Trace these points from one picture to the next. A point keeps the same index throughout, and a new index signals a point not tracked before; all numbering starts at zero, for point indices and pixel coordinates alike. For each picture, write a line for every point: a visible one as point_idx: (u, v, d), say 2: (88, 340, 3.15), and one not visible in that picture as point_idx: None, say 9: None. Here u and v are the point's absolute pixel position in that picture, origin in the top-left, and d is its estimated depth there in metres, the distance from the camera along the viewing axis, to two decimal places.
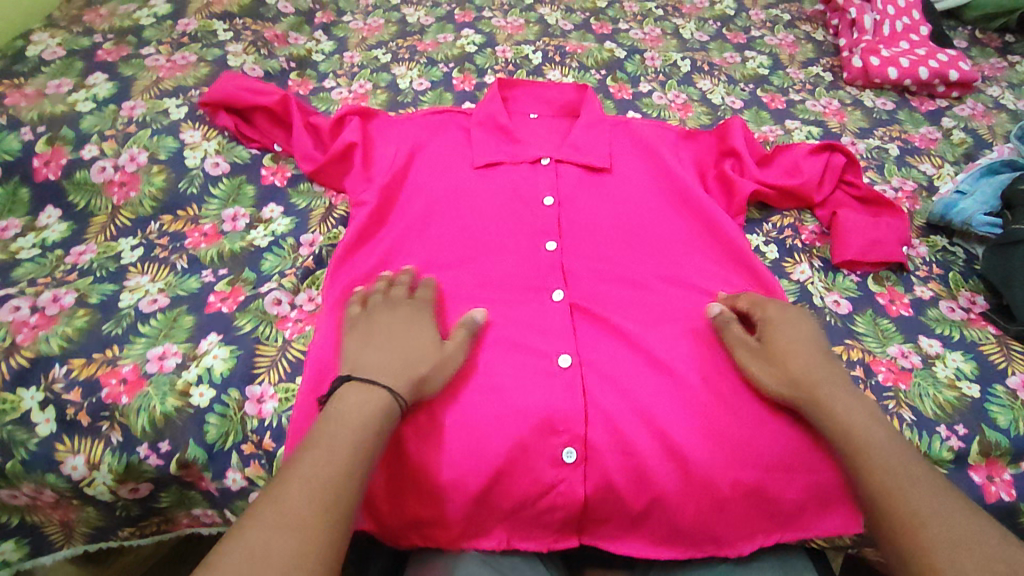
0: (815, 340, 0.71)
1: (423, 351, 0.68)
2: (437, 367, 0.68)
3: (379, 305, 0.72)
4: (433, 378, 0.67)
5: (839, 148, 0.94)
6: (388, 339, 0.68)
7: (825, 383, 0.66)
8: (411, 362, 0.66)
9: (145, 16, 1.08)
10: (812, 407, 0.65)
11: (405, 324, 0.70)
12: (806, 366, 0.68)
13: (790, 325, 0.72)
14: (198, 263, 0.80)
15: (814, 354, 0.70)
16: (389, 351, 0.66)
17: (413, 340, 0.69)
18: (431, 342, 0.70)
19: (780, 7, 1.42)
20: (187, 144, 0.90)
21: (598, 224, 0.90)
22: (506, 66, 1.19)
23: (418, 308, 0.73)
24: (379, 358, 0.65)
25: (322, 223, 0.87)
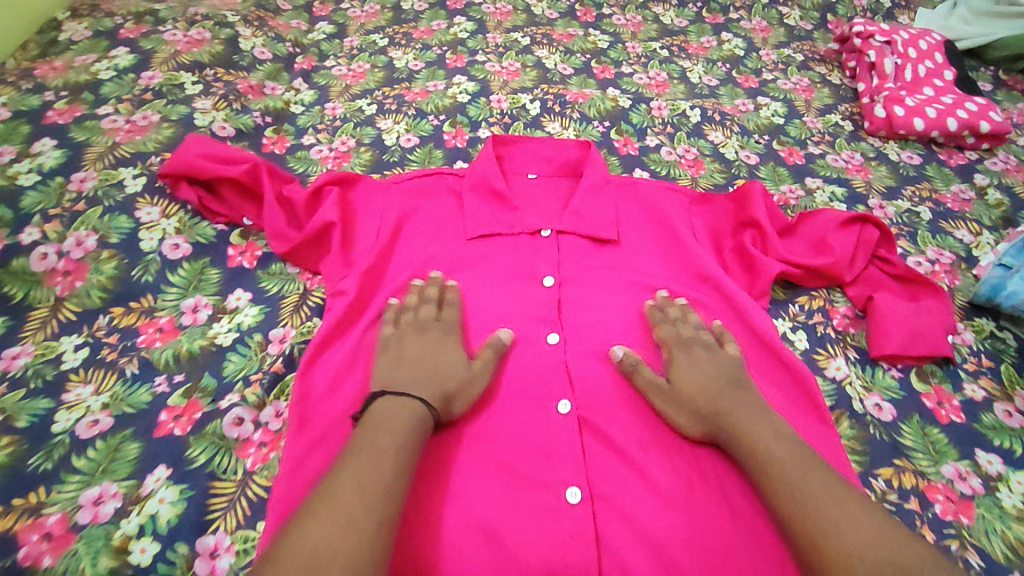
0: (726, 366, 0.72)
1: (450, 370, 0.68)
2: (462, 387, 0.68)
3: (407, 327, 0.72)
4: (461, 397, 0.68)
5: (872, 220, 0.86)
6: (421, 358, 0.68)
7: (735, 413, 0.67)
8: (440, 376, 0.67)
9: (104, 69, 0.98)
10: (732, 438, 0.65)
11: (435, 344, 0.71)
12: (710, 399, 0.68)
13: (702, 358, 0.73)
14: (150, 369, 0.69)
15: (715, 383, 0.70)
16: (416, 368, 0.67)
17: (442, 360, 0.69)
18: (460, 361, 0.70)
19: (791, 47, 1.34)
20: (143, 224, 0.80)
21: (605, 313, 0.81)
22: (502, 118, 1.10)
23: (447, 329, 0.73)
24: (412, 375, 0.66)
25: (294, 314, 0.77)
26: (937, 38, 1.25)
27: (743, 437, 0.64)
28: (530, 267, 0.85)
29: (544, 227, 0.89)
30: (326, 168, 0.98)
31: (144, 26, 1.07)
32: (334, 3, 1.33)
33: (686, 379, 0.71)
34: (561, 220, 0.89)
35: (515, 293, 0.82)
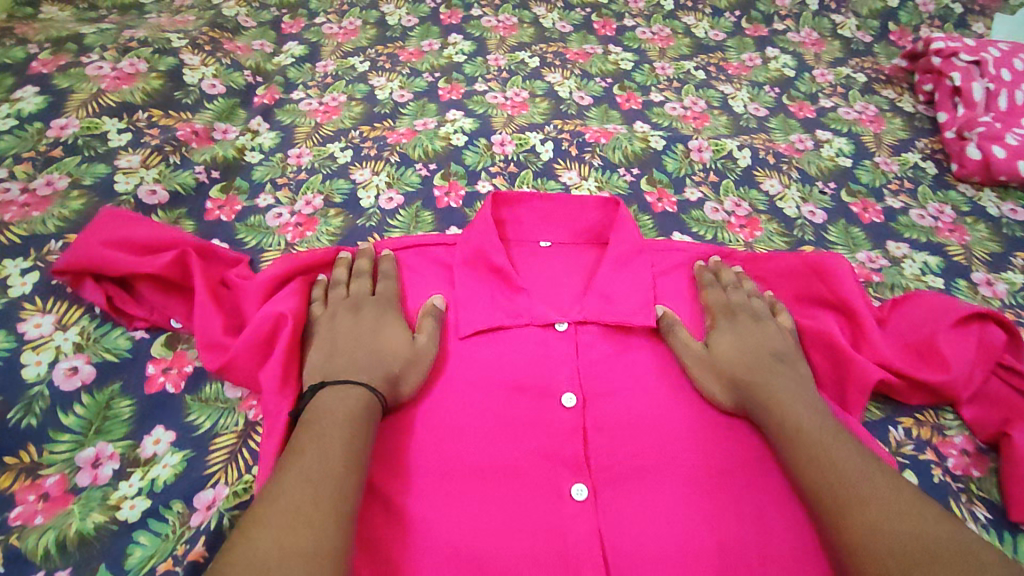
0: (771, 342, 0.66)
1: (391, 347, 0.63)
2: (408, 363, 0.63)
3: (341, 309, 0.66)
4: (408, 377, 0.62)
5: (993, 315, 0.65)
6: (358, 338, 0.63)
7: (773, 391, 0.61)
8: (383, 357, 0.62)
9: (3, 117, 0.78)
10: (763, 412, 0.60)
11: (374, 325, 0.65)
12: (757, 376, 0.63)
13: (747, 330, 0.67)
14: (22, 564, 0.50)
15: (758, 357, 0.64)
16: (356, 350, 0.62)
17: (382, 338, 0.64)
18: (402, 338, 0.65)
19: (850, 65, 1.13)
20: (29, 342, 0.61)
21: (646, 446, 0.61)
22: (506, 166, 0.89)
23: (383, 305, 0.67)
24: (350, 361, 0.60)
25: (229, 464, 0.58)
26: None
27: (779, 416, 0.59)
28: (544, 379, 0.65)
29: (560, 318, 0.69)
30: (284, 241, 0.78)
31: (63, 57, 0.86)
32: (307, 18, 1.12)
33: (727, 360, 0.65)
34: (582, 309, 0.70)
35: (525, 417, 0.62)
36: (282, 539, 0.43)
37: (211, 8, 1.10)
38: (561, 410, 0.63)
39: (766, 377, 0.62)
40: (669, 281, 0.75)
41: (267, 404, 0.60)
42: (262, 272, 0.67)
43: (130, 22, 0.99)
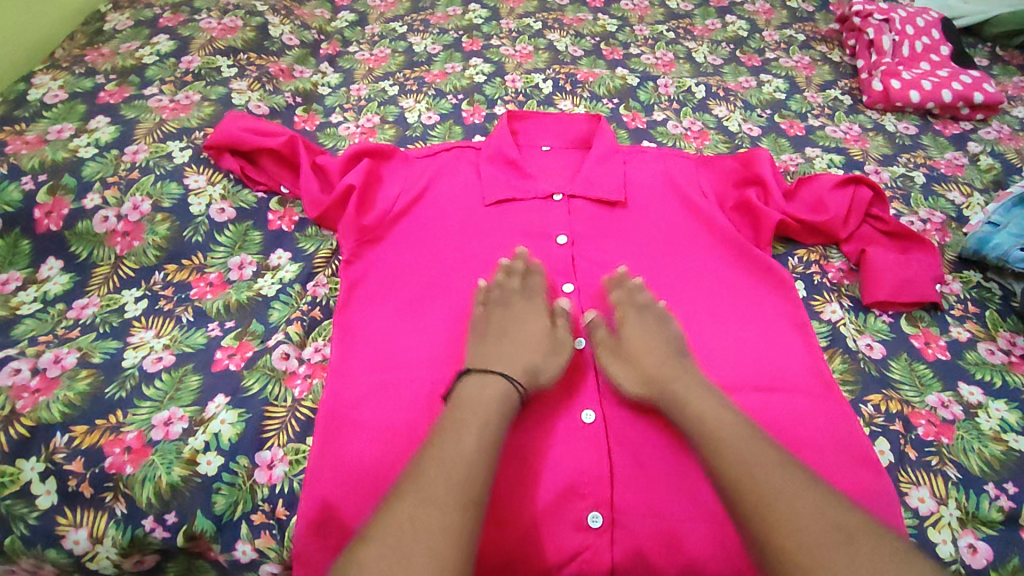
0: (687, 332, 0.77)
1: (536, 340, 0.76)
2: (549, 355, 0.75)
3: (496, 303, 0.80)
4: (546, 371, 0.73)
5: (865, 181, 0.91)
6: (506, 332, 0.76)
7: (672, 382, 0.69)
8: (526, 347, 0.74)
9: (148, 55, 1.07)
10: (671, 405, 0.68)
11: (523, 319, 0.78)
12: (661, 366, 0.71)
13: (652, 326, 0.76)
14: (203, 316, 0.78)
15: (659, 354, 0.73)
16: (508, 342, 0.75)
17: (528, 331, 0.77)
18: (544, 329, 0.78)
19: (794, 28, 1.40)
20: (192, 190, 0.88)
21: (614, 266, 0.89)
22: (516, 96, 1.16)
23: (530, 299, 0.81)
24: (501, 350, 0.73)
25: (327, 266, 0.86)
26: (934, 16, 1.29)
27: (683, 407, 0.67)
28: (544, 228, 0.92)
29: (557, 192, 0.96)
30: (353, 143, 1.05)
31: (182, 15, 1.16)
32: None
33: (637, 345, 0.75)
34: (572, 185, 0.97)
35: (531, 251, 0.89)
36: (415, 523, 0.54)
37: None
38: (557, 245, 0.90)
39: (667, 363, 0.72)
40: (638, 170, 1.01)
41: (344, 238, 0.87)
42: (344, 153, 0.93)
43: None
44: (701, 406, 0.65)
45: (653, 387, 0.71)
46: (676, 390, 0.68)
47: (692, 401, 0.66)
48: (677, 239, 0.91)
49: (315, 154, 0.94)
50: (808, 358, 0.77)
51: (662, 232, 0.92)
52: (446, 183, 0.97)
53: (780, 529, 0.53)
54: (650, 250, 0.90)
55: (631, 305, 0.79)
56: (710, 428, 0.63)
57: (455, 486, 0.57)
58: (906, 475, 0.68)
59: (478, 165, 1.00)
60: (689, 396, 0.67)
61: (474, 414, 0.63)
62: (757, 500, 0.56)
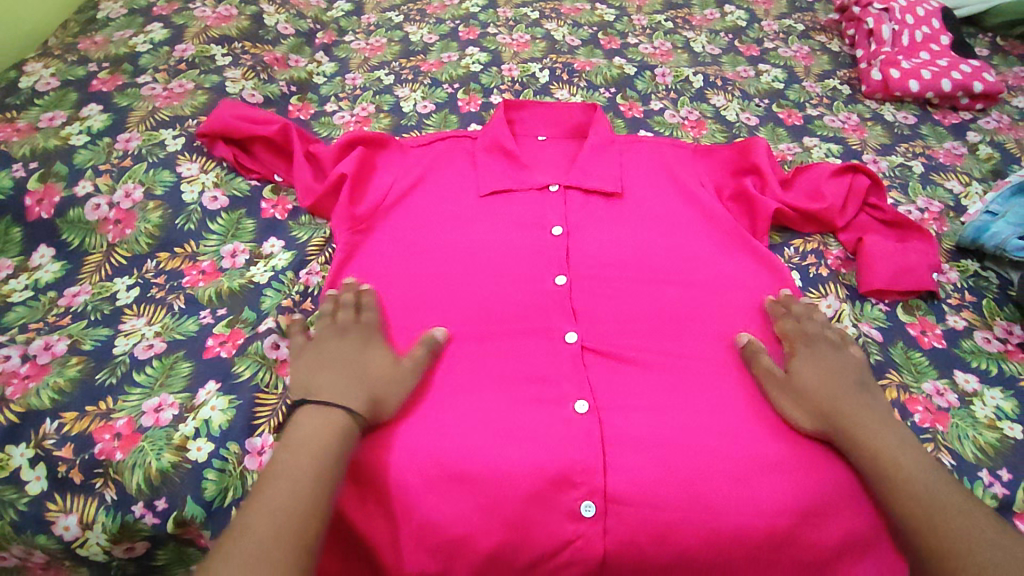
0: (850, 368, 0.72)
1: (374, 371, 0.69)
2: (387, 385, 0.69)
3: (330, 329, 0.72)
4: (385, 401, 0.68)
5: (862, 169, 0.91)
6: (339, 358, 0.68)
7: (860, 415, 0.67)
8: (365, 382, 0.67)
9: (141, 43, 1.06)
10: (845, 440, 0.66)
11: (356, 347, 0.70)
12: (850, 403, 0.68)
13: (827, 354, 0.74)
14: (195, 304, 0.77)
15: (838, 381, 0.70)
16: (340, 370, 0.67)
17: (366, 361, 0.69)
18: (385, 360, 0.71)
19: (793, 18, 1.38)
20: (185, 178, 0.88)
21: (610, 254, 0.87)
22: (512, 86, 1.15)
23: (368, 331, 0.73)
24: (333, 378, 0.66)
25: (321, 253, 0.85)
26: (934, 6, 1.28)
27: (858, 440, 0.65)
28: (539, 219, 0.91)
29: (553, 182, 0.96)
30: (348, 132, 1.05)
31: (176, 4, 1.15)
32: None
33: (806, 372, 0.72)
34: (568, 176, 0.96)
35: (525, 241, 0.88)
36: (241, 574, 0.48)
37: None
38: (552, 235, 0.88)
39: (848, 389, 0.70)
40: (634, 161, 1.01)
41: (336, 226, 0.86)
42: (338, 142, 0.93)
43: None
44: (883, 441, 0.64)
45: (827, 420, 0.68)
46: (860, 425, 0.66)
47: (871, 427, 0.65)
48: (672, 230, 0.90)
49: (308, 142, 0.93)
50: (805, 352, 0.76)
51: (657, 222, 0.91)
52: (440, 173, 0.96)
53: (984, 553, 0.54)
54: (646, 239, 0.89)
55: (803, 339, 0.75)
56: (893, 465, 0.61)
57: (287, 535, 0.51)
58: None
59: (473, 155, 1.00)
60: (876, 428, 0.65)
61: (311, 459, 0.57)
62: (925, 520, 0.57)
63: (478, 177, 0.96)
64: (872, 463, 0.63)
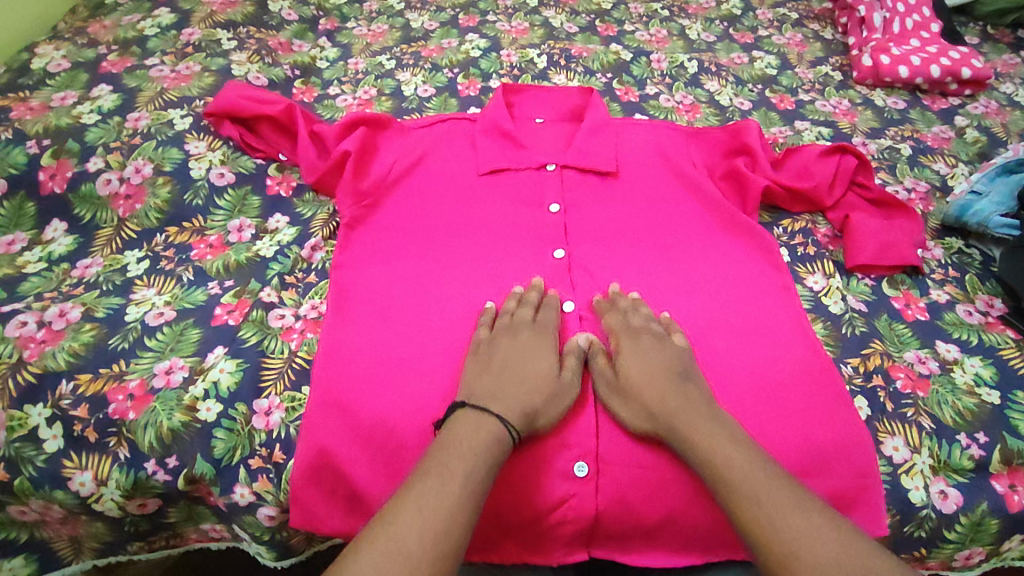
0: (671, 356, 0.70)
1: (539, 381, 0.68)
2: (550, 399, 0.67)
3: (503, 328, 0.73)
4: (547, 412, 0.67)
5: (851, 150, 0.93)
6: (508, 363, 0.69)
7: (680, 414, 0.64)
8: (528, 389, 0.66)
9: (149, 27, 1.09)
10: (681, 441, 0.64)
11: (530, 354, 0.70)
12: (662, 398, 0.66)
13: (648, 346, 0.71)
14: (204, 275, 0.80)
15: (661, 379, 0.68)
16: (504, 378, 0.67)
17: (532, 368, 0.69)
18: (550, 368, 0.70)
19: (787, 6, 1.41)
20: (192, 156, 0.90)
21: (605, 230, 0.90)
22: (511, 71, 1.18)
23: (540, 331, 0.73)
24: (497, 386, 0.66)
25: (324, 227, 0.88)
26: None
27: (691, 439, 0.63)
28: (536, 198, 0.94)
29: (551, 162, 0.98)
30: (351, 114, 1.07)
31: None
32: None
33: (631, 370, 0.69)
34: (565, 156, 0.99)
35: (523, 218, 0.91)
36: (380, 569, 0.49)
37: None
38: (550, 213, 0.91)
39: (670, 391, 0.67)
40: (629, 142, 1.03)
41: (338, 204, 0.90)
42: (340, 122, 0.95)
43: None
44: (710, 439, 0.62)
45: (654, 422, 0.66)
46: (684, 424, 0.64)
47: (702, 436, 0.62)
48: (666, 208, 0.93)
49: (312, 122, 0.96)
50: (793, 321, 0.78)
51: (652, 201, 0.94)
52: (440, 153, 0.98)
53: (808, 552, 0.52)
54: (639, 217, 0.92)
55: (626, 331, 0.73)
56: (721, 466, 0.60)
57: (434, 540, 0.52)
58: (883, 426, 0.70)
59: (473, 136, 1.03)
60: (706, 427, 0.63)
61: (462, 460, 0.58)
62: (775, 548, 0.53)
63: (478, 157, 0.98)
64: (701, 463, 0.61)
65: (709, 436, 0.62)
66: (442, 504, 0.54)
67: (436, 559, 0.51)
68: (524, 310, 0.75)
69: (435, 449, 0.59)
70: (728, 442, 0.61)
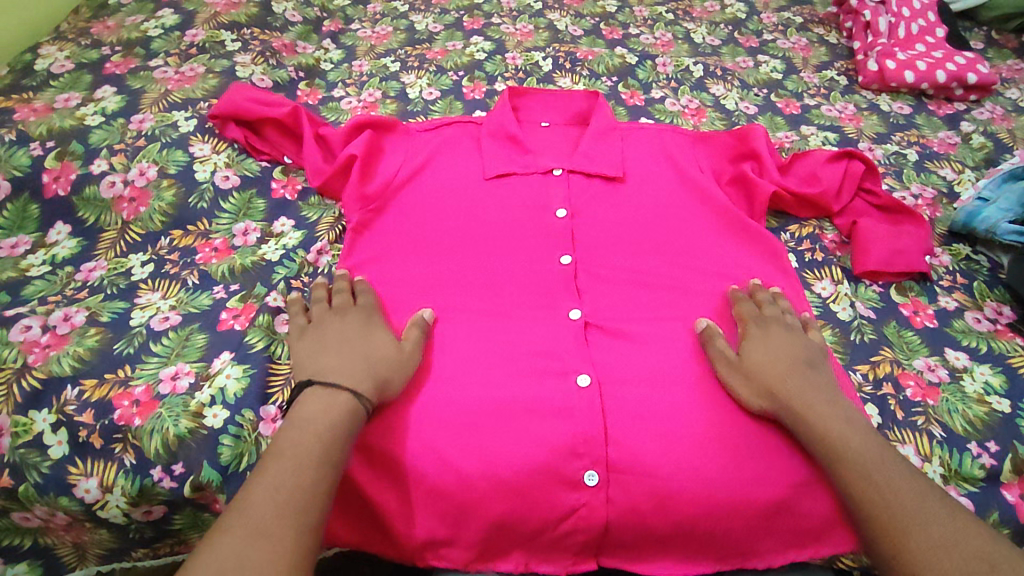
0: (800, 348, 0.72)
1: (379, 350, 0.69)
2: (395, 369, 0.68)
3: (331, 311, 0.73)
4: (395, 380, 0.68)
5: (858, 155, 0.93)
6: (343, 343, 0.68)
7: (808, 398, 0.66)
8: (371, 361, 0.67)
9: (153, 28, 1.08)
10: (798, 423, 0.66)
11: (358, 331, 0.70)
12: (783, 382, 0.69)
13: (777, 335, 0.73)
14: (209, 279, 0.79)
15: (791, 361, 0.70)
16: (343, 352, 0.67)
17: (368, 341, 0.70)
18: (388, 345, 0.71)
19: (792, 10, 1.41)
20: (197, 158, 0.90)
21: (613, 235, 0.90)
22: (516, 74, 1.18)
23: (367, 314, 0.73)
24: (338, 359, 0.66)
25: (330, 230, 0.87)
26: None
27: (809, 422, 0.65)
28: (543, 202, 0.93)
29: (557, 166, 0.98)
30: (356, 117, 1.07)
31: None
32: None
33: (756, 353, 0.72)
34: (571, 160, 0.99)
35: (529, 223, 0.90)
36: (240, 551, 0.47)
37: None
38: (556, 217, 0.91)
39: (799, 374, 0.69)
40: (636, 145, 1.03)
41: (345, 210, 0.89)
42: (346, 126, 0.95)
43: None
44: (835, 424, 0.64)
45: (778, 405, 0.68)
46: (804, 407, 0.66)
47: (833, 414, 0.64)
48: (672, 212, 0.93)
49: (317, 125, 0.95)
50: (802, 329, 0.78)
51: (658, 206, 0.94)
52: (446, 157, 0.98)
53: (917, 525, 0.54)
54: (647, 221, 0.91)
55: (755, 318, 0.76)
56: (842, 445, 0.62)
57: (286, 515, 0.50)
58: (894, 434, 0.70)
59: (479, 139, 1.02)
60: (824, 412, 0.65)
61: (312, 437, 0.57)
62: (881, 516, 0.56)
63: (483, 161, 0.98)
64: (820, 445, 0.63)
65: (837, 415, 0.65)
66: (289, 479, 0.53)
67: (292, 532, 0.50)
68: (362, 295, 0.75)
69: (290, 428, 0.57)
70: (845, 427, 0.63)
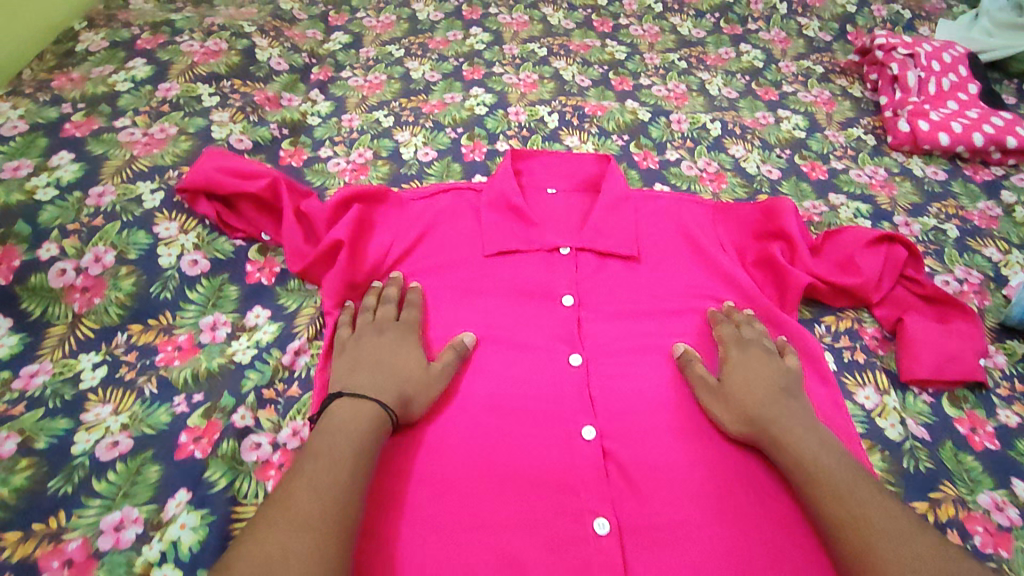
0: (779, 371, 0.72)
1: (409, 370, 0.70)
2: (420, 388, 0.70)
3: (368, 328, 0.74)
4: (420, 398, 0.70)
5: (898, 239, 0.84)
6: (378, 360, 0.70)
7: (785, 420, 0.68)
8: (398, 378, 0.69)
9: (122, 81, 0.99)
10: (776, 446, 0.66)
11: (393, 347, 0.72)
12: (767, 402, 0.69)
13: (756, 357, 0.74)
14: (169, 388, 0.70)
15: (768, 391, 0.70)
16: (372, 369, 0.69)
17: (401, 359, 0.71)
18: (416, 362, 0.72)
19: (811, 59, 1.33)
20: (162, 240, 0.80)
21: (628, 331, 0.80)
22: (519, 131, 1.08)
23: (405, 329, 0.75)
24: (369, 377, 0.68)
25: (310, 325, 0.78)
26: (961, 51, 1.23)
27: (787, 443, 0.66)
28: (549, 287, 0.83)
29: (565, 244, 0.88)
30: (343, 181, 0.98)
31: (162, 38, 1.09)
32: (349, 13, 1.38)
33: (735, 377, 0.73)
34: (581, 237, 0.89)
35: (532, 314, 0.81)
36: (287, 542, 0.50)
37: (270, 4, 1.34)
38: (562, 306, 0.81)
39: (772, 398, 0.70)
40: (650, 218, 0.94)
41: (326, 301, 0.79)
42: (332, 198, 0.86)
43: (207, 13, 1.25)
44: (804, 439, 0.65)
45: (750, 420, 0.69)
46: (787, 431, 0.66)
47: (812, 442, 0.65)
48: (690, 303, 0.84)
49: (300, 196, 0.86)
50: (846, 454, 0.69)
51: (675, 294, 0.85)
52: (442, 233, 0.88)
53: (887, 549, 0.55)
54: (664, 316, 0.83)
55: (734, 341, 0.76)
56: (814, 462, 0.63)
57: (334, 511, 0.54)
58: None
59: (477, 208, 0.93)
60: (801, 434, 0.66)
61: (348, 442, 0.59)
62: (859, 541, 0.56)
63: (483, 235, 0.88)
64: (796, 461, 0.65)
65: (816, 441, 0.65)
66: (327, 481, 0.55)
67: (336, 528, 0.52)
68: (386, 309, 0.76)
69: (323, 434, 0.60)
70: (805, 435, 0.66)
